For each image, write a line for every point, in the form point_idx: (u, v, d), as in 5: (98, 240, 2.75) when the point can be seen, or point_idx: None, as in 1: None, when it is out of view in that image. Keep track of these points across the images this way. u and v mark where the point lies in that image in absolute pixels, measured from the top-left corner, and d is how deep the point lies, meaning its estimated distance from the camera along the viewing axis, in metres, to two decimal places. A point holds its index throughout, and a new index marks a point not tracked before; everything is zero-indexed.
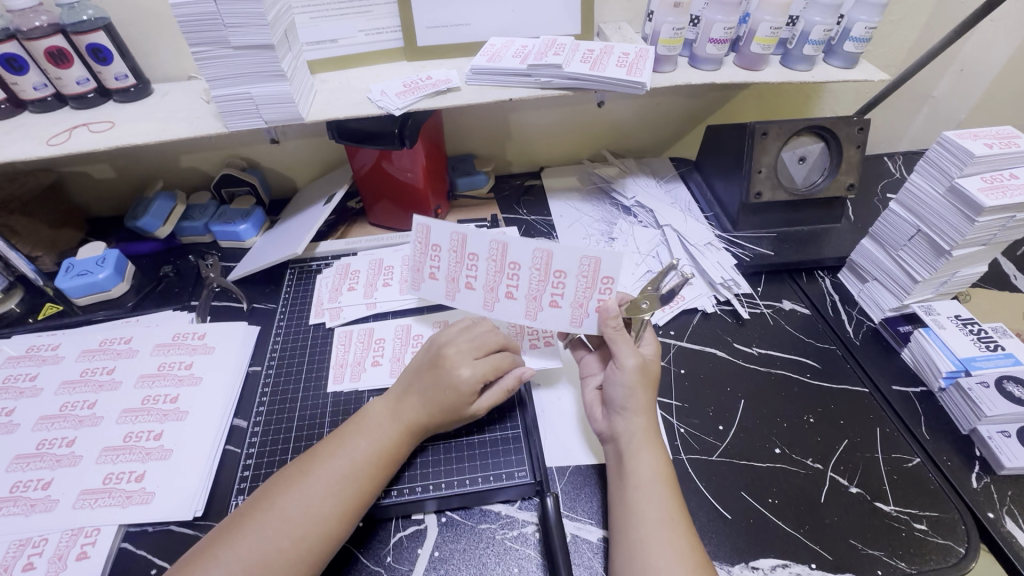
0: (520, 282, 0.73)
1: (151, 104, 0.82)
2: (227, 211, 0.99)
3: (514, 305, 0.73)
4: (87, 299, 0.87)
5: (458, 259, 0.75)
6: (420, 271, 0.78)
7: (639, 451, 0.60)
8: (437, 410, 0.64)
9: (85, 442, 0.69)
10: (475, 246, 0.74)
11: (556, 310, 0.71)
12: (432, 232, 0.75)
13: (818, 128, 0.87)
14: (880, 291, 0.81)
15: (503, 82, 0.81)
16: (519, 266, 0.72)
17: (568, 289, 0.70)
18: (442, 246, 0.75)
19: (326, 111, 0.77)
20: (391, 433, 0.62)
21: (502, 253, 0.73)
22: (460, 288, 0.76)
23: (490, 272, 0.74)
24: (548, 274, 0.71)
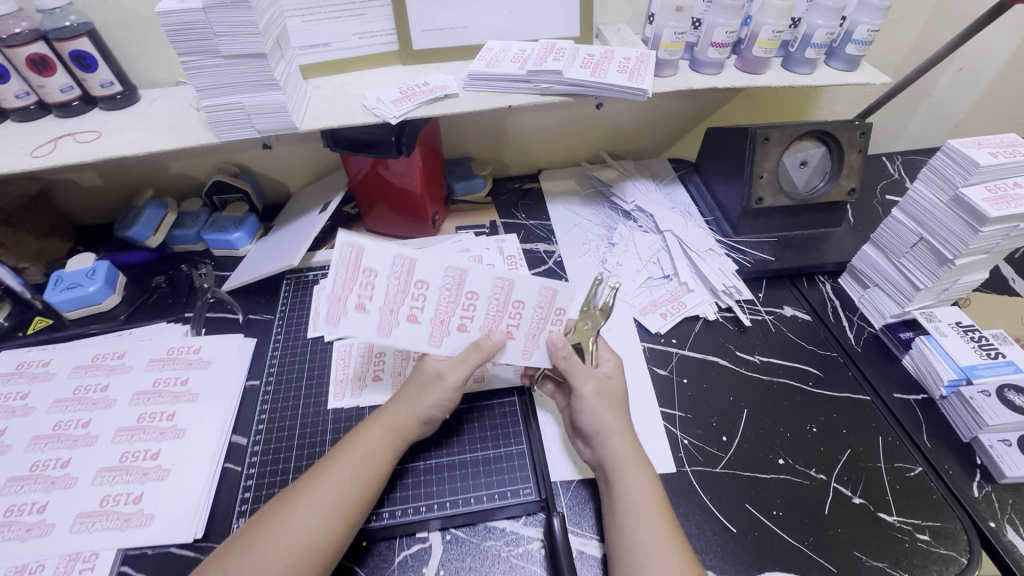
0: (475, 312, 0.66)
1: (139, 111, 0.80)
2: (219, 219, 0.97)
3: (467, 338, 0.66)
4: (77, 312, 0.85)
5: (401, 287, 0.62)
6: (342, 301, 0.59)
7: (627, 473, 0.60)
8: (416, 410, 0.64)
9: (80, 463, 0.67)
10: (424, 272, 0.63)
11: (511, 343, 0.67)
12: (365, 256, 0.59)
13: (819, 133, 0.87)
14: (881, 297, 0.81)
15: (502, 88, 0.79)
16: (476, 295, 0.65)
17: (523, 320, 0.67)
18: (379, 272, 0.60)
19: (321, 120, 0.75)
20: (382, 447, 0.62)
21: (457, 282, 0.64)
22: (399, 320, 0.62)
23: (441, 303, 0.64)
24: (506, 304, 0.67)
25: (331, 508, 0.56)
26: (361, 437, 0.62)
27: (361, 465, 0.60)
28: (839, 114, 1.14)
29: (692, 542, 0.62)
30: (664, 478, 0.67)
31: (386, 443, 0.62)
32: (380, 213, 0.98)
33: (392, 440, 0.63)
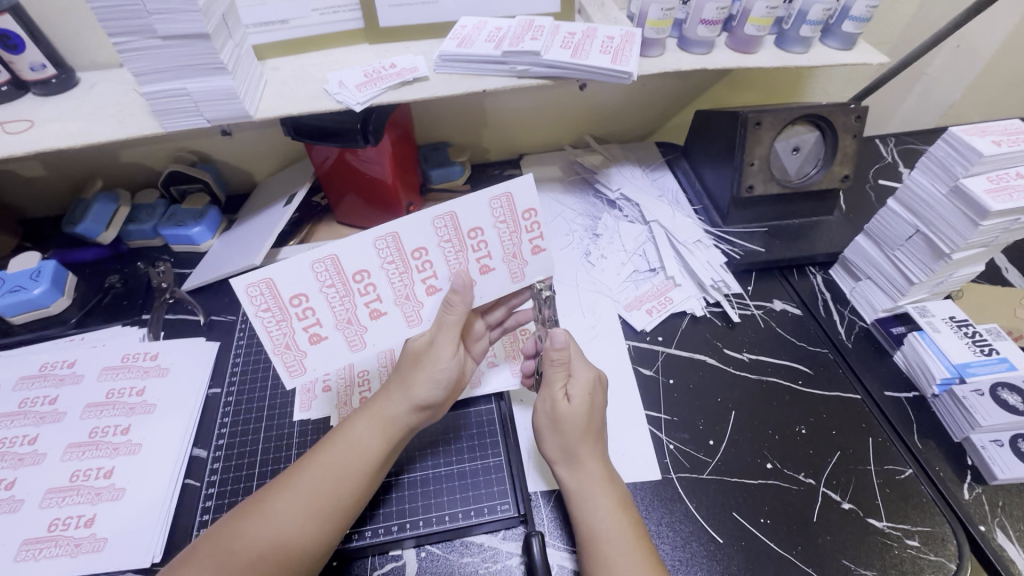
0: (436, 267, 0.61)
1: (77, 98, 0.73)
2: (177, 212, 0.91)
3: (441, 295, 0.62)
4: (23, 317, 0.79)
5: (342, 293, 0.59)
6: (292, 345, 0.60)
7: (590, 498, 0.56)
8: (409, 391, 0.60)
9: (27, 483, 0.63)
10: (410, 241, 0.60)
11: (494, 275, 0.63)
12: (279, 285, 0.58)
13: (813, 117, 0.82)
14: (873, 291, 0.79)
15: (476, 71, 0.73)
16: (424, 249, 0.60)
17: (492, 244, 0.62)
18: (308, 292, 0.58)
19: (278, 107, 0.69)
20: (369, 440, 0.58)
21: (397, 247, 0.60)
22: (364, 325, 0.61)
23: (394, 278, 0.60)
24: (463, 240, 0.61)
25: (315, 509, 0.53)
26: (347, 431, 0.59)
27: (345, 461, 0.56)
28: (832, 94, 1.09)
29: (677, 553, 0.60)
30: (649, 485, 0.65)
31: (375, 437, 0.58)
32: (351, 204, 0.92)
33: (381, 432, 0.59)
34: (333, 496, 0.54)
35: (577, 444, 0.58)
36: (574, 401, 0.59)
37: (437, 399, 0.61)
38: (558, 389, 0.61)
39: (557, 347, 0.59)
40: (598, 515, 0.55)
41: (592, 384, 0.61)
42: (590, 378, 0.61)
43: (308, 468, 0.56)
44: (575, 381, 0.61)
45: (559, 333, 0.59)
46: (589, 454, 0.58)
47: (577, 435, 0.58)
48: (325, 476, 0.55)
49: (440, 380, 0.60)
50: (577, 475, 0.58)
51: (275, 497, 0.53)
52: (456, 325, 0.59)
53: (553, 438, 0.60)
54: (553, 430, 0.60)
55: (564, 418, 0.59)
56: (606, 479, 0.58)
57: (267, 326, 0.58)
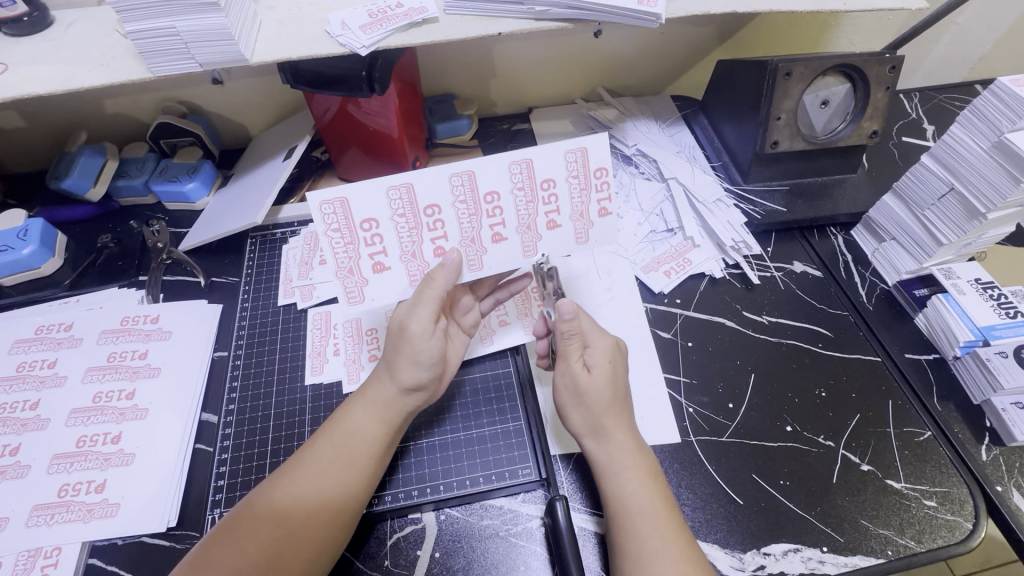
0: (505, 215, 0.60)
1: (53, 39, 0.66)
2: (169, 167, 0.86)
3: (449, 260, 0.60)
4: (14, 278, 0.76)
5: (411, 225, 0.58)
6: (355, 270, 0.58)
7: (615, 473, 0.55)
8: (395, 374, 0.57)
9: (32, 449, 0.61)
10: (429, 196, 0.58)
11: (556, 233, 0.61)
12: (353, 206, 0.56)
13: (846, 67, 0.77)
14: (897, 252, 0.76)
15: (490, 11, 0.67)
16: (498, 194, 0.59)
17: (562, 199, 0.60)
18: (379, 217, 0.57)
19: (275, 50, 0.63)
20: (368, 427, 0.56)
21: (471, 187, 0.58)
22: (426, 261, 0.59)
23: (462, 218, 0.59)
24: (535, 190, 0.59)
25: (325, 499, 0.52)
26: (345, 418, 0.57)
27: (346, 449, 0.55)
28: (858, 45, 1.03)
29: (697, 514, 0.60)
30: (668, 449, 0.64)
31: (374, 423, 0.56)
32: (353, 158, 0.87)
33: (380, 418, 0.57)
34: (340, 486, 0.53)
35: (604, 415, 0.57)
36: (596, 373, 0.58)
37: (425, 381, 0.58)
38: (576, 360, 0.58)
39: (567, 318, 0.56)
40: (625, 483, 0.54)
41: (612, 351, 0.59)
42: (607, 345, 0.59)
43: (310, 458, 0.54)
44: (592, 350, 0.59)
45: (568, 304, 0.56)
46: (616, 423, 0.57)
47: (603, 406, 0.57)
48: (328, 467, 0.54)
49: (423, 362, 0.57)
50: (605, 444, 0.57)
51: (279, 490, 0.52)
52: (435, 298, 0.56)
53: (577, 412, 0.58)
54: (578, 404, 0.58)
55: (587, 390, 0.57)
56: (634, 446, 0.57)
57: (334, 246, 0.57)
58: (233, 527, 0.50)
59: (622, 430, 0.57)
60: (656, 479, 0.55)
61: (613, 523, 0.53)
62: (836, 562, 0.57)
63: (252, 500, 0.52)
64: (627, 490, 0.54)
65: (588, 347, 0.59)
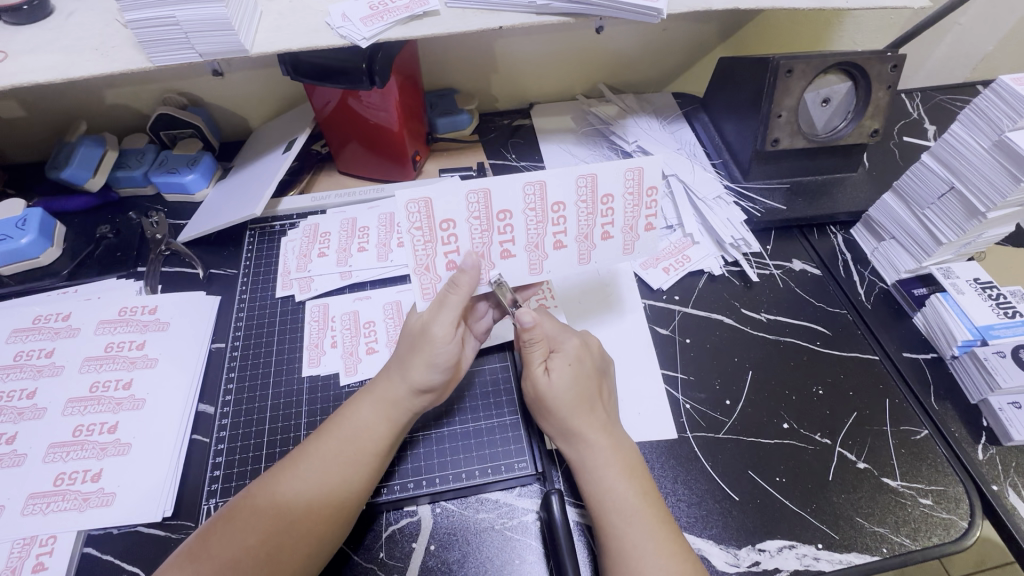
0: (568, 225, 0.61)
1: (52, 28, 0.66)
2: (169, 159, 0.86)
3: (515, 263, 0.61)
4: (12, 267, 0.76)
5: (484, 227, 0.59)
6: (431, 267, 0.59)
7: (608, 470, 0.55)
8: (407, 375, 0.57)
9: (28, 438, 0.61)
10: (504, 202, 0.59)
11: (607, 244, 0.62)
12: (435, 206, 0.57)
13: (848, 65, 0.77)
14: (897, 251, 0.76)
15: (490, 5, 0.67)
16: (563, 204, 0.60)
17: (616, 213, 0.61)
18: (457, 218, 0.58)
19: (275, 42, 0.63)
20: (376, 424, 0.56)
21: (541, 196, 0.59)
22: (494, 262, 0.60)
23: (530, 225, 0.60)
24: (595, 204, 0.60)
25: (328, 494, 0.52)
26: (351, 414, 0.57)
27: (352, 444, 0.55)
28: (859, 45, 1.03)
29: (692, 510, 0.60)
30: (664, 445, 0.64)
31: (380, 420, 0.57)
32: (353, 152, 0.87)
33: (386, 416, 0.57)
34: (343, 481, 0.53)
35: (575, 419, 0.56)
36: (559, 378, 0.57)
37: (436, 382, 0.58)
38: (538, 363, 0.58)
39: (527, 327, 0.56)
40: (605, 482, 0.54)
41: (578, 351, 0.59)
42: (573, 346, 0.59)
43: (313, 451, 0.54)
44: (556, 355, 0.59)
45: (529, 312, 0.56)
46: (587, 424, 0.56)
47: (568, 408, 0.56)
48: (331, 462, 0.54)
49: (438, 364, 0.56)
50: (580, 447, 0.56)
51: (282, 482, 0.52)
52: (459, 303, 0.56)
53: (546, 416, 0.58)
54: (545, 408, 0.58)
55: (551, 395, 0.57)
56: (613, 446, 0.56)
57: (415, 243, 0.57)
58: (233, 517, 0.50)
59: (596, 431, 0.56)
60: (637, 476, 0.55)
61: (607, 517, 0.53)
62: (831, 559, 0.57)
63: (253, 492, 0.52)
64: (612, 488, 0.54)
65: (555, 352, 0.59)
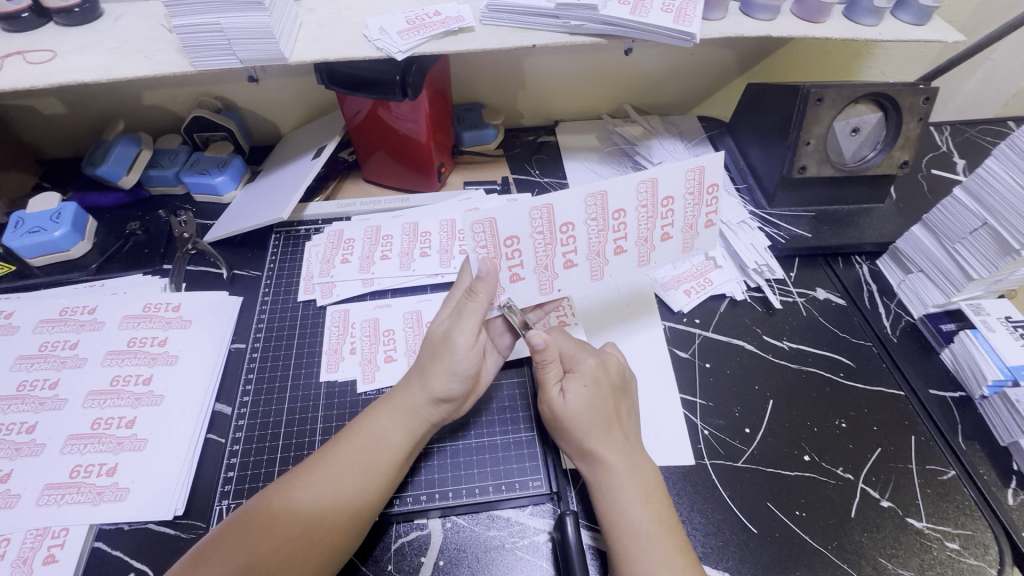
0: (628, 230, 0.62)
1: (101, 30, 0.68)
2: (201, 160, 0.88)
3: (577, 272, 0.62)
4: (43, 259, 0.77)
5: (548, 241, 0.59)
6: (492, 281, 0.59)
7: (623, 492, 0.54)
8: (427, 382, 0.57)
9: (49, 428, 0.62)
10: (567, 214, 0.59)
11: (666, 244, 0.64)
12: (499, 224, 0.57)
13: (878, 96, 0.76)
14: (924, 285, 0.75)
15: (525, 24, 0.68)
16: (625, 211, 0.60)
17: (676, 215, 0.62)
18: (521, 235, 0.58)
19: (313, 51, 0.65)
20: (393, 433, 0.56)
21: (603, 206, 0.60)
22: (557, 272, 0.61)
23: (593, 235, 0.61)
24: (656, 207, 0.61)
25: (345, 503, 0.52)
26: (369, 422, 0.57)
27: (367, 454, 0.55)
28: (890, 76, 1.02)
29: (709, 540, 0.58)
30: (681, 470, 0.63)
31: (397, 430, 0.57)
32: (379, 161, 0.88)
33: (404, 426, 0.57)
34: (360, 490, 0.53)
35: (592, 438, 0.56)
36: (574, 399, 0.56)
37: (455, 392, 0.58)
38: (553, 385, 0.58)
39: (539, 348, 0.56)
40: (620, 503, 0.53)
41: (594, 373, 0.58)
42: (589, 367, 0.58)
43: (330, 460, 0.54)
44: (572, 376, 0.58)
45: (539, 334, 0.56)
46: (605, 445, 0.55)
47: (586, 428, 0.56)
48: (347, 469, 0.53)
49: (458, 373, 0.57)
50: (597, 468, 0.55)
51: (298, 488, 0.52)
52: (480, 311, 0.57)
53: (563, 435, 0.58)
54: (563, 429, 0.57)
55: (568, 415, 0.56)
56: (629, 467, 0.55)
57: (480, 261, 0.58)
58: (248, 521, 0.50)
59: (614, 451, 0.55)
60: (652, 503, 0.53)
61: (623, 540, 0.51)
62: None
63: (268, 497, 0.52)
64: (623, 509, 0.53)
65: (571, 372, 0.59)
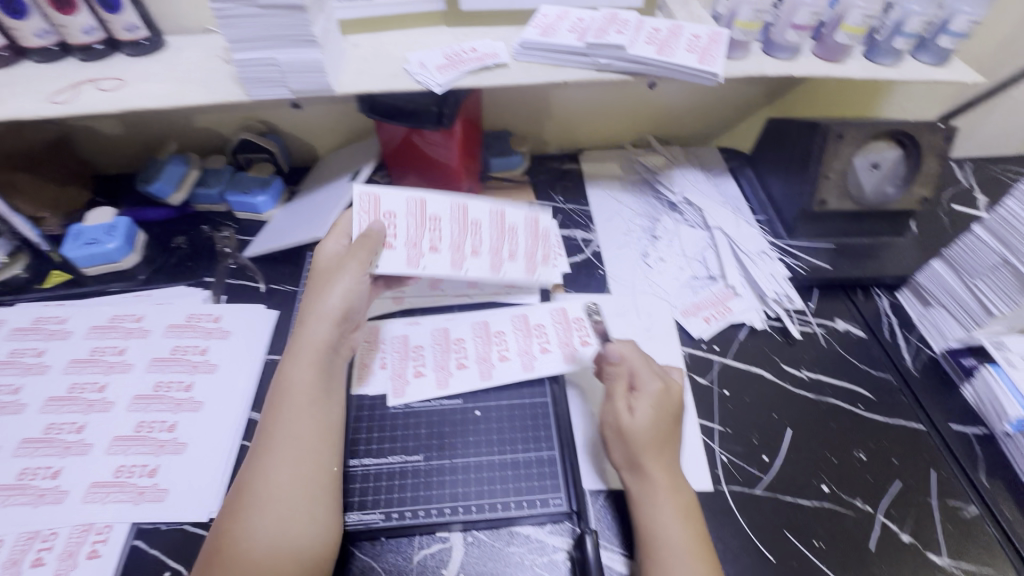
0: (442, 235, 0.74)
1: (165, 60, 0.74)
2: (243, 178, 0.93)
3: (439, 258, 0.73)
4: (96, 269, 0.82)
5: (418, 226, 0.73)
6: (418, 247, 0.73)
7: (661, 506, 0.55)
8: (319, 316, 0.62)
9: (96, 429, 0.65)
10: (391, 205, 0.73)
11: (476, 259, 0.75)
12: (381, 202, 0.73)
13: (898, 133, 0.79)
14: (944, 319, 0.75)
15: (555, 61, 0.72)
16: (438, 218, 0.75)
17: (444, 233, 0.75)
18: (397, 213, 0.73)
19: (358, 83, 0.69)
20: (303, 439, 0.55)
21: (420, 210, 0.74)
22: (424, 252, 0.72)
23: (411, 228, 0.73)
24: (423, 221, 0.74)
25: (305, 520, 0.52)
26: (264, 444, 0.54)
27: (304, 470, 0.54)
28: (910, 112, 1.04)
29: (726, 567, 0.59)
30: (699, 495, 0.64)
31: (276, 444, 0.54)
32: (411, 185, 0.92)
33: (272, 433, 0.55)
34: (312, 503, 0.53)
35: (644, 453, 0.58)
36: (639, 414, 0.59)
37: (354, 309, 0.65)
38: (621, 401, 0.61)
39: (613, 359, 0.65)
40: (657, 517, 0.55)
41: (658, 396, 0.61)
42: (655, 390, 0.61)
43: (269, 485, 0.52)
44: (638, 395, 0.61)
45: (614, 348, 0.66)
46: (654, 460, 0.57)
47: (642, 444, 0.58)
48: (291, 489, 0.52)
49: (338, 291, 0.63)
50: (640, 481, 0.57)
51: (247, 523, 0.50)
52: (371, 246, 0.68)
53: (617, 446, 0.60)
54: (620, 441, 0.60)
55: (629, 429, 0.59)
56: (671, 485, 0.56)
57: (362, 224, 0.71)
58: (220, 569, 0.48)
59: (661, 468, 0.57)
60: (691, 519, 0.55)
61: (655, 553, 0.53)
62: None
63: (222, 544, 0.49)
64: (660, 522, 0.54)
65: (638, 391, 0.62)
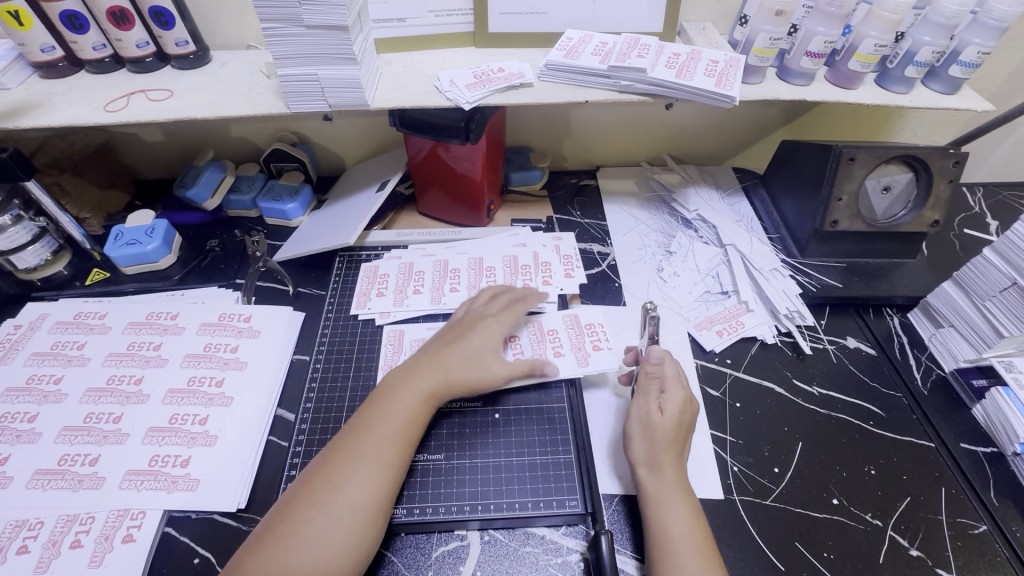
0: (424, 283, 0.86)
1: (210, 73, 0.79)
2: (275, 186, 0.97)
3: (421, 298, 0.83)
4: (134, 268, 0.87)
5: (405, 277, 0.87)
6: (403, 293, 0.84)
7: (671, 506, 0.58)
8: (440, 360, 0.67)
9: (132, 419, 0.68)
10: (387, 267, 0.88)
11: (454, 294, 0.84)
12: (379, 268, 0.89)
13: (909, 158, 0.81)
14: (955, 340, 0.77)
15: (579, 82, 0.76)
16: (387, 273, 0.88)
17: (426, 281, 0.86)
18: (390, 272, 0.88)
19: (392, 98, 0.73)
20: (374, 456, 0.58)
21: (408, 269, 0.88)
22: (408, 295, 0.84)
23: (399, 280, 0.86)
24: (445, 271, 0.88)
25: (354, 533, 0.53)
26: (344, 461, 0.57)
27: (368, 486, 0.56)
28: (922, 138, 1.07)
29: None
30: (710, 504, 0.65)
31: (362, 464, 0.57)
32: (434, 196, 0.96)
33: (356, 451, 0.58)
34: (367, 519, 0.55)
35: (664, 451, 0.61)
36: (667, 414, 0.63)
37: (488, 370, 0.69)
38: (652, 400, 0.64)
39: (652, 362, 0.67)
40: (670, 514, 0.57)
41: (684, 403, 0.64)
42: (681, 396, 0.64)
43: (327, 497, 0.54)
44: (666, 397, 0.65)
45: (654, 350, 0.68)
46: (671, 460, 0.61)
47: (664, 444, 0.61)
48: (349, 504, 0.54)
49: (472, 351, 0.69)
50: (656, 478, 0.60)
51: (306, 530, 0.52)
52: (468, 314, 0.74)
53: (640, 442, 0.63)
54: (645, 438, 0.63)
55: (656, 427, 0.62)
56: (681, 485, 0.59)
57: (363, 286, 0.86)
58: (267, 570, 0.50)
59: (676, 469, 0.60)
60: (698, 517, 0.57)
61: (664, 550, 0.55)
62: None
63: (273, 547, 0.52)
64: (670, 521, 0.57)
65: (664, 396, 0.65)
